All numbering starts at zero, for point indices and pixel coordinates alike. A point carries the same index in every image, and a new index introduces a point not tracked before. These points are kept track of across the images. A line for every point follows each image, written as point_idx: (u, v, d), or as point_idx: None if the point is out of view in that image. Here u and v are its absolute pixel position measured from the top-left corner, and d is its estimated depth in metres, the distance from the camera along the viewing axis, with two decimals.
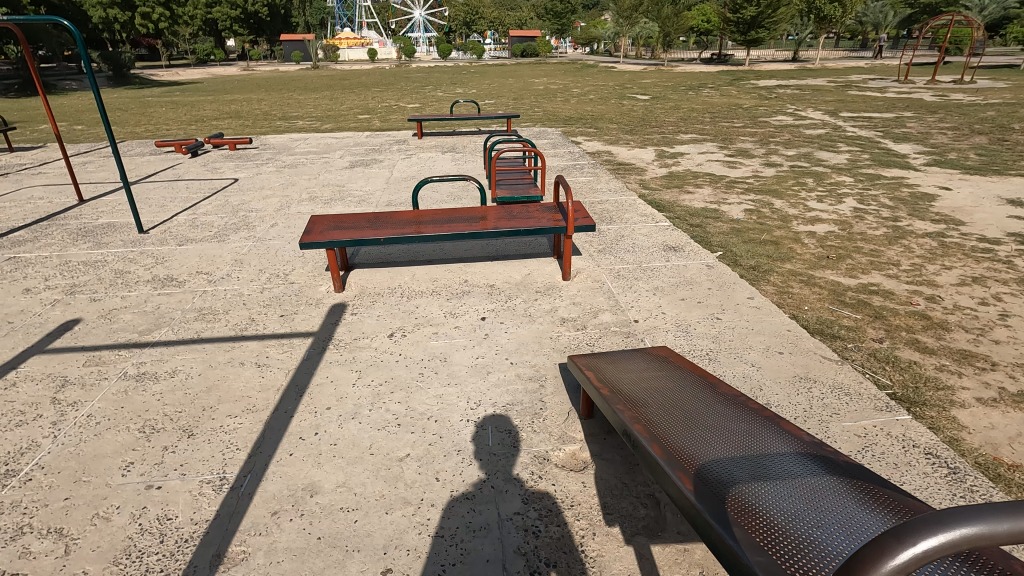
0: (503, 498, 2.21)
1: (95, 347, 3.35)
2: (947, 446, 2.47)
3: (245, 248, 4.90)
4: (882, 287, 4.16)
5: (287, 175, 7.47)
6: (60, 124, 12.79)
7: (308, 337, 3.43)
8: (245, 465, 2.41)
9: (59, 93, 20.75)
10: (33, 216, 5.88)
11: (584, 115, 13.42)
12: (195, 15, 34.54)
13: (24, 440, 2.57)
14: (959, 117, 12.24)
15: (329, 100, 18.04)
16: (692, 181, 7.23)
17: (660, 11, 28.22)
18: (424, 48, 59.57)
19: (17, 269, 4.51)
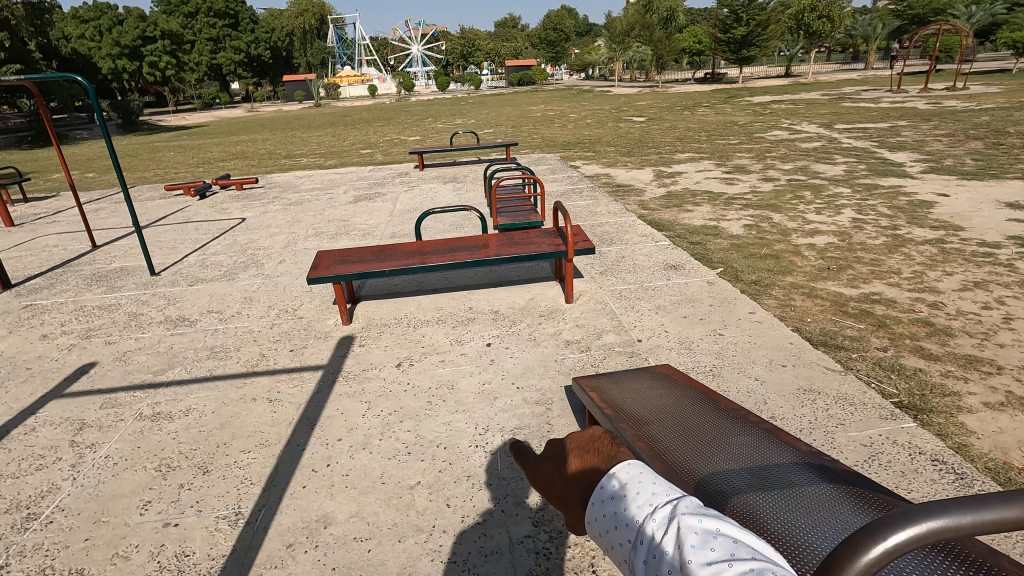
0: (514, 522, 2.23)
1: (112, 389, 3.43)
2: (954, 451, 2.48)
3: (254, 286, 5.01)
4: (884, 296, 4.19)
5: (292, 212, 7.63)
6: (71, 173, 13.16)
7: (318, 370, 3.50)
8: (259, 500, 2.45)
9: (71, 142, 21.37)
10: (47, 264, 6.03)
11: (581, 140, 13.63)
12: (199, 62, 35.47)
13: (44, 483, 2.63)
14: (954, 124, 12.35)
15: (332, 136, 18.42)
16: (691, 199, 7.32)
17: (651, 34, 28.67)
18: (422, 81, 60.70)
19: (35, 316, 4.63)
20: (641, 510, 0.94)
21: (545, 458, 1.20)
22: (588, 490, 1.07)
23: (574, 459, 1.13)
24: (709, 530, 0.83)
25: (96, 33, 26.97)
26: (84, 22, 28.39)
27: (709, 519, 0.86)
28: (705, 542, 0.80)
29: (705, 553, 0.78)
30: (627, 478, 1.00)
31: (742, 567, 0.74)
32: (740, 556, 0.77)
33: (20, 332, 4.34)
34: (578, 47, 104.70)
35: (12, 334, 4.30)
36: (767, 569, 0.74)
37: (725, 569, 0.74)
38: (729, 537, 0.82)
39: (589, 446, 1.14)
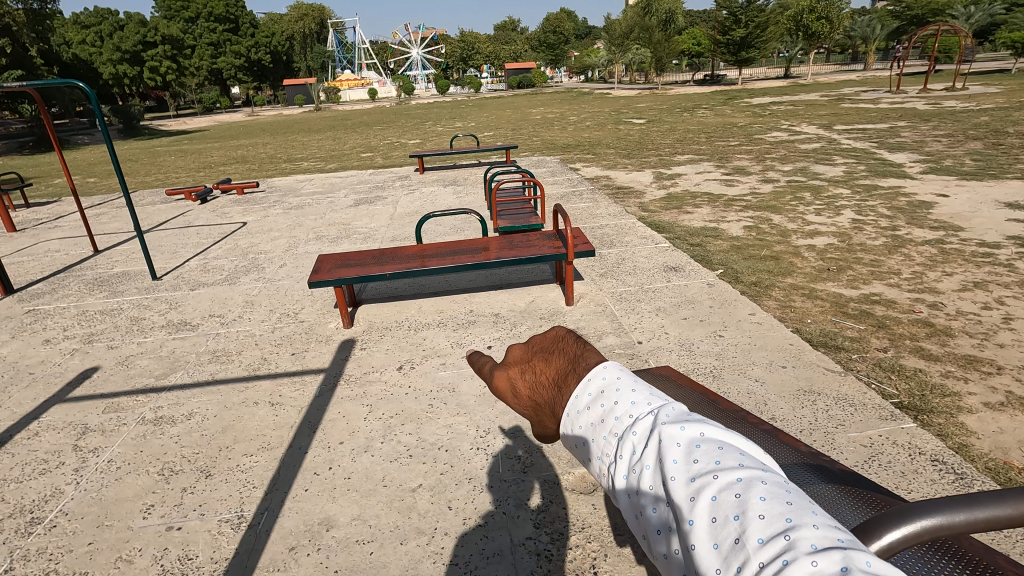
0: (515, 524, 2.24)
1: (114, 393, 3.45)
2: (954, 452, 2.49)
3: (255, 289, 5.03)
4: (884, 297, 4.20)
5: (294, 216, 7.65)
6: (73, 178, 13.20)
7: (319, 374, 3.51)
8: (261, 503, 2.46)
9: (72, 148, 21.43)
10: (49, 269, 6.05)
11: (581, 142, 13.65)
12: (200, 66, 35.52)
13: (48, 488, 2.64)
14: (953, 124, 12.36)
15: (332, 140, 18.45)
16: (690, 201, 7.33)
17: (651, 37, 28.71)
18: (421, 83, 60.80)
19: (37, 321, 4.64)
20: (620, 425, 0.84)
21: (508, 368, 1.11)
22: (557, 396, 0.99)
23: (540, 366, 1.04)
24: (694, 440, 0.73)
25: (97, 38, 27.06)
26: (84, 27, 28.47)
27: (692, 426, 0.76)
28: (689, 454, 0.70)
29: (688, 466, 0.69)
30: (603, 385, 0.91)
31: (726, 477, 0.65)
32: (728, 464, 0.67)
33: (23, 336, 4.36)
34: (577, 49, 104.69)
35: (15, 339, 4.32)
36: (755, 474, 0.65)
37: (708, 481, 0.65)
38: (714, 444, 0.72)
39: (552, 350, 1.06)
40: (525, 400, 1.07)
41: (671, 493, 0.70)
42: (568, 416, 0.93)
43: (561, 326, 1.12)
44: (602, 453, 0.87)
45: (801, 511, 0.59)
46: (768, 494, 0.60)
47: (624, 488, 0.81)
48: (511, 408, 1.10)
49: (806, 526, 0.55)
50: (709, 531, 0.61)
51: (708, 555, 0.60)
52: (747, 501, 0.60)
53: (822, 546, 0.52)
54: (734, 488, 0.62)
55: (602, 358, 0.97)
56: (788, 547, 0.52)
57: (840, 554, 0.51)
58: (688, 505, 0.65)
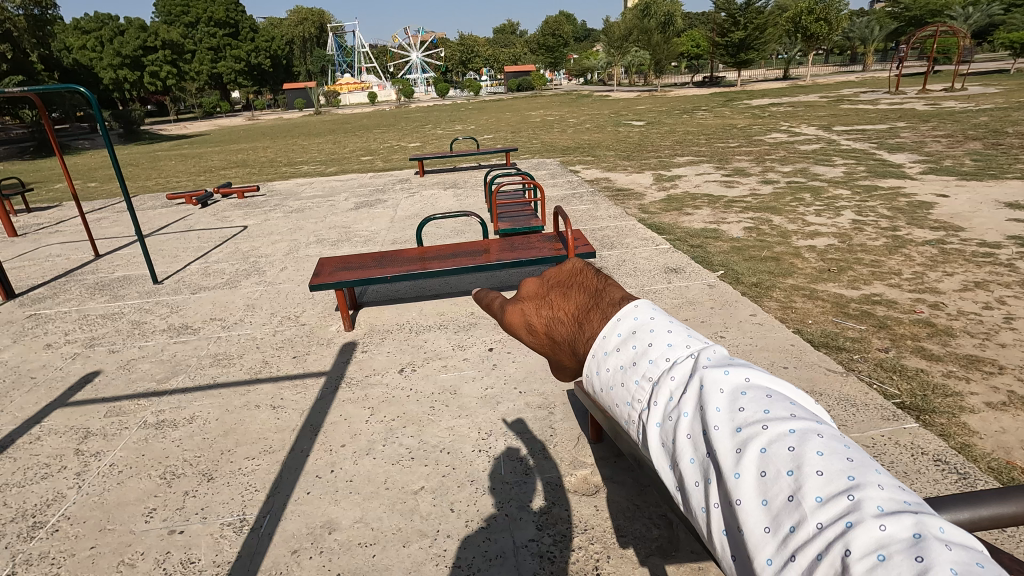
0: (518, 526, 2.24)
1: (116, 397, 3.45)
2: (957, 451, 2.48)
3: (256, 293, 5.04)
4: (885, 297, 4.19)
5: (294, 220, 7.66)
6: (74, 183, 13.22)
7: (320, 377, 3.51)
8: (263, 506, 2.46)
9: (73, 152, 21.48)
10: (51, 273, 6.06)
11: (581, 144, 13.67)
12: (200, 71, 35.59)
13: (50, 492, 2.64)
14: (952, 124, 12.37)
15: (332, 144, 18.48)
16: (690, 203, 7.34)
17: (650, 39, 28.77)
18: (421, 87, 60.95)
19: (39, 325, 4.65)
20: (655, 368, 0.77)
21: (521, 302, 1.01)
22: (578, 333, 0.91)
23: (557, 301, 0.96)
24: (738, 384, 0.69)
25: (98, 44, 27.14)
26: (85, 32, 28.57)
27: (736, 369, 0.71)
28: (733, 401, 0.66)
29: (731, 412, 0.65)
30: (635, 326, 0.82)
31: (778, 426, 0.61)
32: (777, 413, 0.64)
33: (25, 341, 4.36)
34: (576, 52, 104.66)
35: (17, 343, 4.33)
36: (810, 427, 0.61)
37: (755, 430, 0.62)
38: (764, 390, 0.68)
39: (570, 285, 0.97)
40: (538, 336, 0.98)
41: (710, 442, 0.65)
42: (595, 353, 0.85)
43: (580, 261, 1.03)
44: (630, 400, 0.79)
45: (866, 467, 0.56)
46: (827, 447, 0.57)
47: (655, 437, 0.75)
48: (523, 345, 1.01)
49: (872, 484, 0.52)
50: (758, 486, 0.57)
51: (754, 511, 0.57)
52: (803, 454, 0.56)
53: (890, 507, 0.50)
54: (786, 441, 0.59)
55: (634, 298, 0.89)
56: (852, 509, 0.50)
57: (913, 519, 0.48)
58: (730, 459, 0.61)
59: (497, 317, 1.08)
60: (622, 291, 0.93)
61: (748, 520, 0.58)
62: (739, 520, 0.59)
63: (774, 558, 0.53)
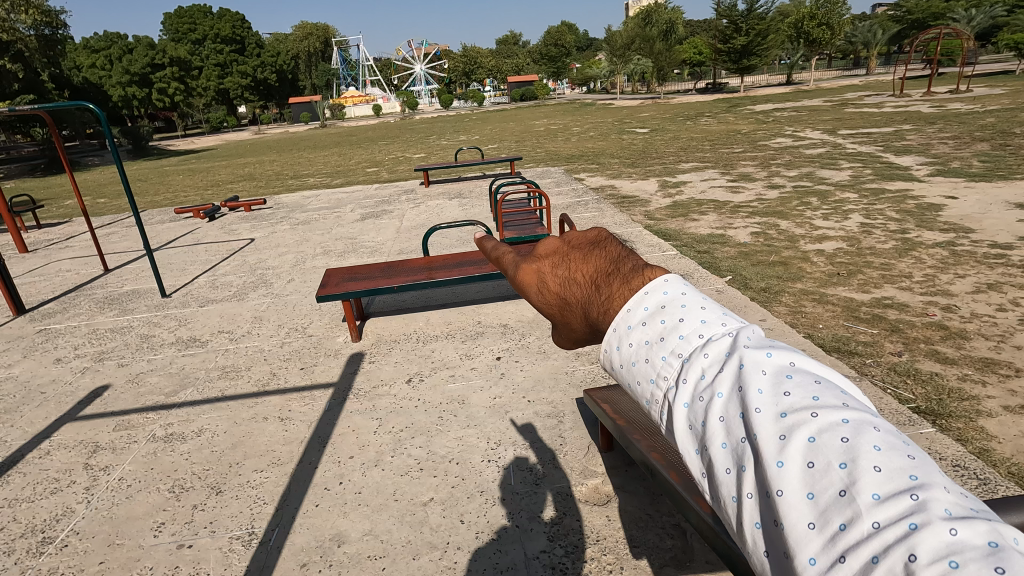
0: (528, 537, 2.21)
1: (125, 411, 3.45)
2: (975, 456, 2.44)
3: (264, 305, 5.04)
4: (896, 300, 4.15)
5: (301, 232, 7.69)
6: (84, 199, 13.33)
7: (328, 389, 3.50)
8: (272, 519, 2.45)
9: (82, 169, 21.68)
10: (60, 288, 6.09)
11: (585, 152, 13.68)
12: (207, 87, 35.99)
13: (59, 507, 2.64)
14: (959, 126, 12.27)
15: (338, 156, 18.59)
16: (696, 209, 7.30)
17: (651, 48, 28.84)
18: (424, 98, 61.20)
19: (48, 340, 4.67)
20: (687, 344, 0.73)
21: (537, 258, 0.90)
22: (595, 295, 0.83)
23: (577, 261, 0.86)
24: (782, 369, 0.66)
25: (107, 62, 27.54)
26: (94, 51, 28.95)
27: (778, 353, 0.69)
28: (778, 386, 0.64)
29: (778, 399, 0.62)
30: (664, 301, 0.77)
31: (830, 416, 0.59)
32: (827, 402, 0.62)
33: (35, 356, 4.39)
34: (578, 61, 104.79)
35: (27, 358, 4.34)
36: (865, 420, 0.59)
37: (805, 419, 0.59)
38: (810, 378, 0.66)
39: (591, 247, 0.87)
40: (548, 297, 0.87)
41: (751, 427, 0.62)
42: (619, 330, 0.78)
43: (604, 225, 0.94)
44: (655, 377, 0.75)
45: (926, 468, 0.54)
46: (885, 445, 0.55)
47: (682, 419, 0.71)
48: (528, 303, 0.91)
49: (936, 487, 0.50)
50: (805, 477, 0.55)
51: (801, 506, 0.54)
52: (859, 449, 0.54)
53: (957, 513, 0.47)
54: (839, 432, 0.57)
55: (664, 270, 0.82)
56: (918, 510, 0.47)
57: (986, 527, 0.46)
58: (775, 446, 0.58)
59: (504, 270, 0.97)
60: (645, 262, 0.86)
61: (791, 515, 0.55)
62: (782, 513, 0.56)
63: (821, 556, 0.51)
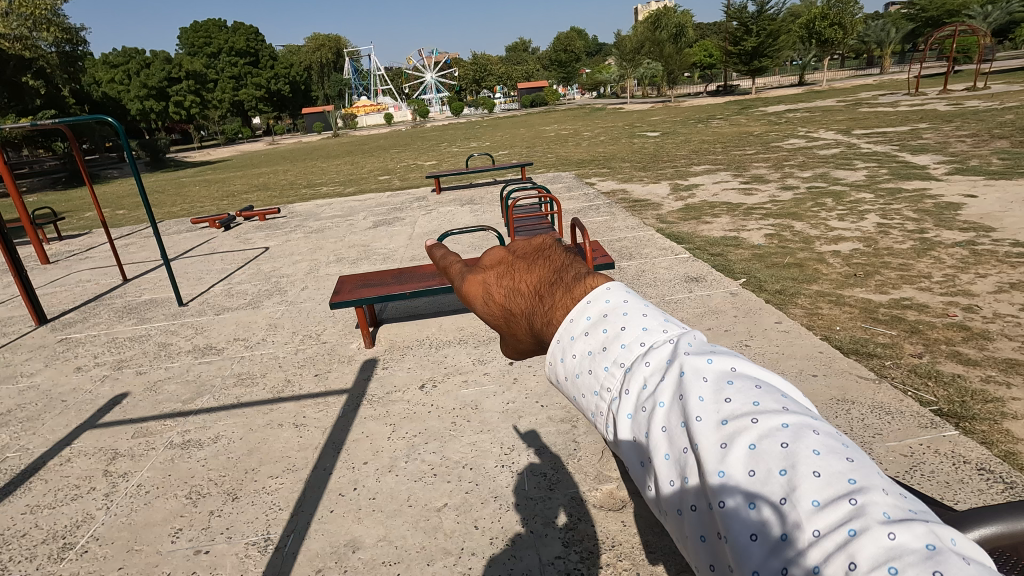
0: (543, 543, 2.19)
1: (143, 418, 3.49)
2: (1000, 459, 2.38)
3: (278, 313, 5.09)
4: (916, 301, 4.07)
5: (315, 240, 7.76)
6: (103, 211, 13.61)
7: (342, 395, 3.51)
8: (287, 525, 2.45)
9: (101, 182, 22.15)
10: (81, 298, 6.21)
11: (596, 157, 13.69)
12: (222, 100, 36.57)
13: (80, 513, 2.68)
14: (977, 124, 12.05)
15: (351, 165, 18.78)
16: (709, 211, 7.25)
17: (661, 51, 28.74)
18: (434, 106, 61.46)
19: (69, 349, 4.76)
20: (630, 353, 0.81)
21: (482, 270, 1.00)
22: (539, 306, 0.93)
23: (521, 272, 0.96)
24: (723, 376, 0.70)
25: (125, 76, 28.06)
26: (112, 66, 29.50)
27: (720, 358, 0.73)
28: (719, 393, 0.67)
29: (720, 406, 0.66)
30: (605, 310, 0.86)
31: (770, 421, 0.62)
32: (768, 406, 0.65)
33: (56, 364, 4.47)
34: (588, 66, 104.71)
35: (48, 367, 4.43)
36: (804, 422, 0.62)
37: (744, 426, 0.63)
38: (751, 382, 0.69)
39: (535, 259, 0.98)
40: (493, 308, 0.98)
41: (693, 436, 0.67)
42: (563, 343, 0.88)
43: (546, 235, 1.06)
44: (600, 389, 0.83)
45: (864, 471, 0.57)
46: (824, 447, 0.58)
47: (627, 427, 0.78)
48: (475, 315, 1.01)
49: (876, 490, 0.53)
50: (745, 484, 0.59)
51: (742, 515, 0.58)
52: (798, 454, 0.58)
53: (895, 516, 0.50)
54: (779, 438, 0.60)
55: (604, 278, 0.92)
56: (856, 515, 0.51)
57: (924, 529, 0.49)
58: (714, 455, 0.62)
59: (454, 283, 1.06)
60: (587, 271, 0.96)
61: (734, 524, 0.59)
62: (724, 523, 0.60)
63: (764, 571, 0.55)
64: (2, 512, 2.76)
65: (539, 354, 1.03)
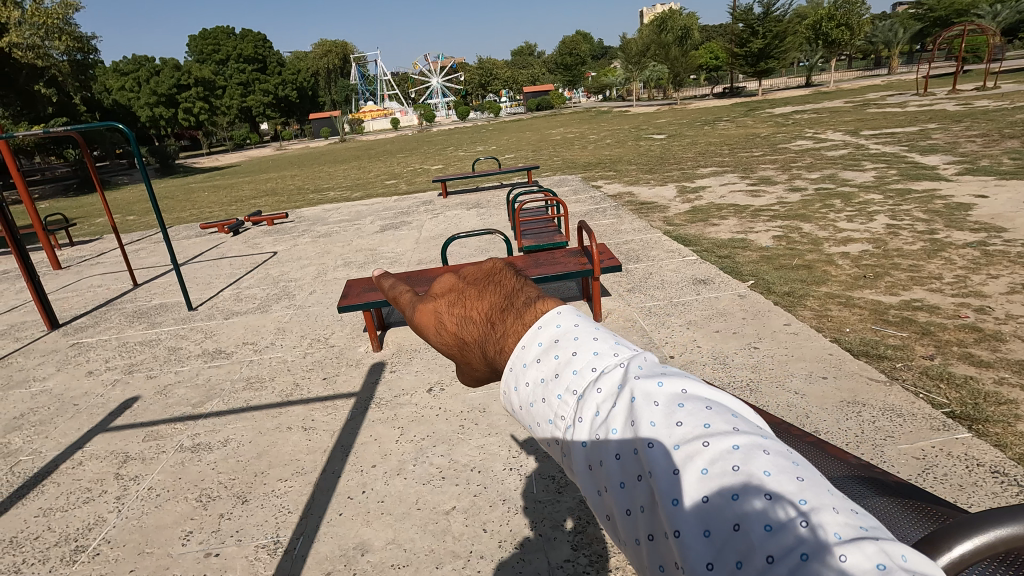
0: (552, 546, 2.18)
1: (153, 422, 3.52)
2: (1014, 461, 2.35)
3: (286, 317, 5.12)
4: (927, 303, 4.03)
5: (322, 244, 7.80)
6: (113, 216, 13.74)
7: (351, 398, 3.52)
8: (297, 527, 2.46)
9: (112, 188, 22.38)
10: (92, 303, 6.27)
11: (602, 160, 13.67)
12: (230, 106, 36.89)
13: (91, 516, 2.70)
14: (987, 124, 11.95)
15: (358, 170, 18.89)
16: (716, 213, 7.23)
17: (667, 53, 28.71)
18: (440, 111, 61.63)
19: (80, 353, 4.81)
20: (581, 379, 0.76)
21: (433, 300, 0.98)
22: (490, 334, 0.89)
23: (471, 299, 0.93)
24: (675, 398, 0.67)
25: (135, 83, 28.34)
26: (123, 74, 29.85)
27: (671, 381, 0.70)
28: (670, 417, 0.64)
29: (671, 429, 0.63)
30: (556, 335, 0.80)
31: (721, 444, 0.59)
32: (719, 428, 0.62)
33: (68, 369, 4.51)
34: (594, 69, 104.70)
35: (60, 371, 4.47)
36: (757, 442, 0.59)
37: (697, 450, 0.59)
38: (703, 404, 0.66)
39: (486, 283, 0.94)
40: (447, 337, 0.95)
41: (647, 462, 0.64)
42: (514, 372, 0.83)
43: (499, 258, 1.01)
44: (554, 417, 0.79)
45: (815, 490, 0.54)
46: (775, 468, 0.55)
47: (582, 456, 0.74)
48: (430, 344, 0.98)
49: (826, 511, 0.51)
50: (698, 510, 0.56)
51: (696, 544, 0.55)
52: (750, 475, 0.55)
53: (847, 536, 0.48)
54: (732, 461, 0.57)
55: (555, 301, 0.86)
56: (808, 539, 0.48)
57: (874, 548, 0.46)
58: (668, 484, 0.60)
59: (407, 313, 1.04)
60: (538, 293, 0.91)
61: (691, 553, 0.56)
62: (679, 553, 0.57)
63: None
64: (16, 514, 2.78)
65: (498, 381, 0.99)
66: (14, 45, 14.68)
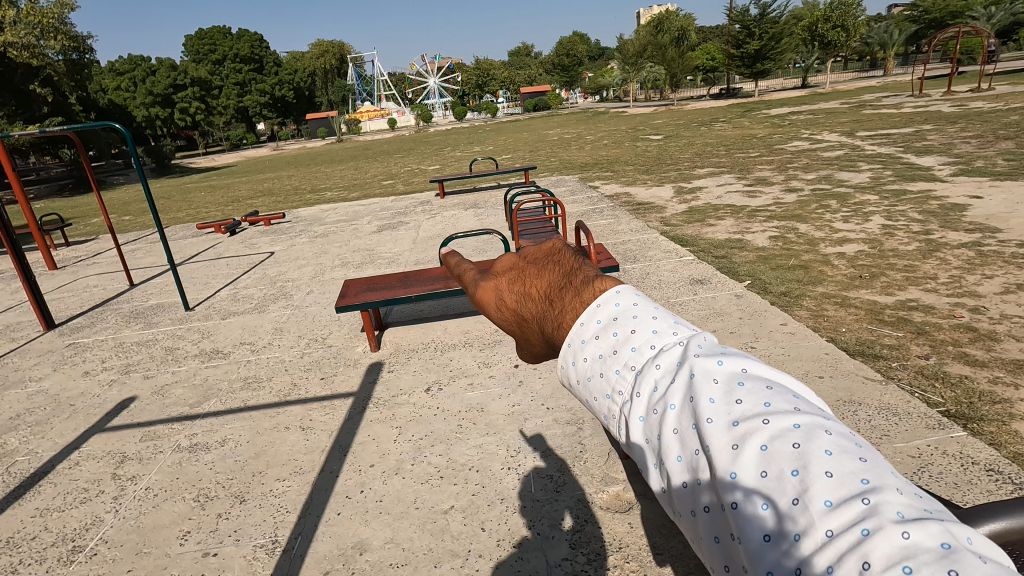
0: (551, 545, 2.19)
1: (150, 422, 3.51)
2: (1009, 460, 2.37)
3: (284, 317, 5.12)
4: (922, 303, 4.05)
5: (319, 245, 7.79)
6: (110, 216, 13.68)
7: (349, 398, 3.52)
8: (295, 528, 2.46)
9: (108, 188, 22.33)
10: (88, 303, 6.25)
11: (599, 160, 13.68)
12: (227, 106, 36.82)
13: (88, 516, 2.69)
14: (982, 125, 12.01)
15: (355, 170, 18.84)
16: (713, 214, 7.25)
17: (664, 54, 28.73)
18: (438, 112, 61.49)
19: (76, 353, 4.79)
20: (639, 356, 0.83)
21: (496, 278, 1.07)
22: (547, 310, 0.97)
23: (531, 277, 1.01)
24: (734, 377, 0.71)
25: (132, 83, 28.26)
26: (120, 74, 29.76)
27: (731, 360, 0.74)
28: (729, 394, 0.69)
29: (731, 407, 0.67)
30: (616, 312, 0.87)
31: (781, 423, 0.63)
32: (778, 408, 0.66)
33: (63, 369, 4.49)
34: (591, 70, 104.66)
35: (56, 371, 4.46)
36: (816, 423, 0.63)
37: (756, 428, 0.64)
38: (761, 385, 0.70)
39: (545, 263, 1.02)
40: (507, 313, 1.04)
41: (705, 437, 0.68)
42: (574, 345, 0.90)
43: (558, 239, 1.09)
44: (612, 392, 0.86)
45: (877, 471, 0.57)
46: (835, 448, 0.59)
47: (641, 428, 0.79)
48: (492, 320, 1.07)
49: (886, 490, 0.54)
50: (757, 484, 0.60)
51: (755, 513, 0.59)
52: (810, 455, 0.59)
53: (908, 515, 0.51)
54: (791, 439, 0.61)
55: (614, 281, 0.93)
56: (868, 513, 0.51)
57: (938, 528, 0.49)
58: (727, 455, 0.64)
59: (471, 290, 1.15)
60: (596, 273, 0.99)
61: (749, 524, 0.60)
62: (737, 523, 0.62)
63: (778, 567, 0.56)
64: (12, 515, 2.77)
65: (555, 357, 1.07)
66: (9, 45, 14.60)
